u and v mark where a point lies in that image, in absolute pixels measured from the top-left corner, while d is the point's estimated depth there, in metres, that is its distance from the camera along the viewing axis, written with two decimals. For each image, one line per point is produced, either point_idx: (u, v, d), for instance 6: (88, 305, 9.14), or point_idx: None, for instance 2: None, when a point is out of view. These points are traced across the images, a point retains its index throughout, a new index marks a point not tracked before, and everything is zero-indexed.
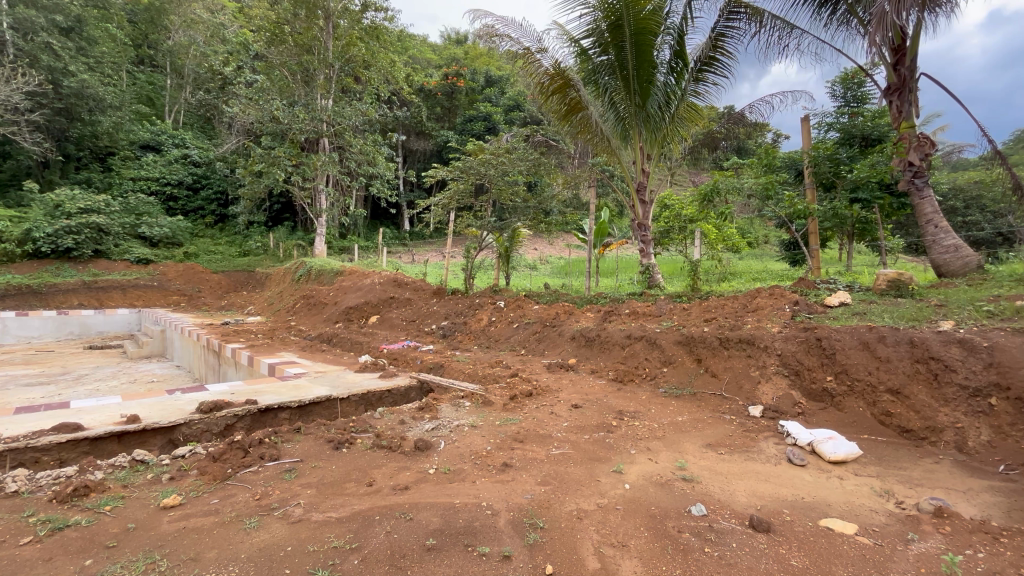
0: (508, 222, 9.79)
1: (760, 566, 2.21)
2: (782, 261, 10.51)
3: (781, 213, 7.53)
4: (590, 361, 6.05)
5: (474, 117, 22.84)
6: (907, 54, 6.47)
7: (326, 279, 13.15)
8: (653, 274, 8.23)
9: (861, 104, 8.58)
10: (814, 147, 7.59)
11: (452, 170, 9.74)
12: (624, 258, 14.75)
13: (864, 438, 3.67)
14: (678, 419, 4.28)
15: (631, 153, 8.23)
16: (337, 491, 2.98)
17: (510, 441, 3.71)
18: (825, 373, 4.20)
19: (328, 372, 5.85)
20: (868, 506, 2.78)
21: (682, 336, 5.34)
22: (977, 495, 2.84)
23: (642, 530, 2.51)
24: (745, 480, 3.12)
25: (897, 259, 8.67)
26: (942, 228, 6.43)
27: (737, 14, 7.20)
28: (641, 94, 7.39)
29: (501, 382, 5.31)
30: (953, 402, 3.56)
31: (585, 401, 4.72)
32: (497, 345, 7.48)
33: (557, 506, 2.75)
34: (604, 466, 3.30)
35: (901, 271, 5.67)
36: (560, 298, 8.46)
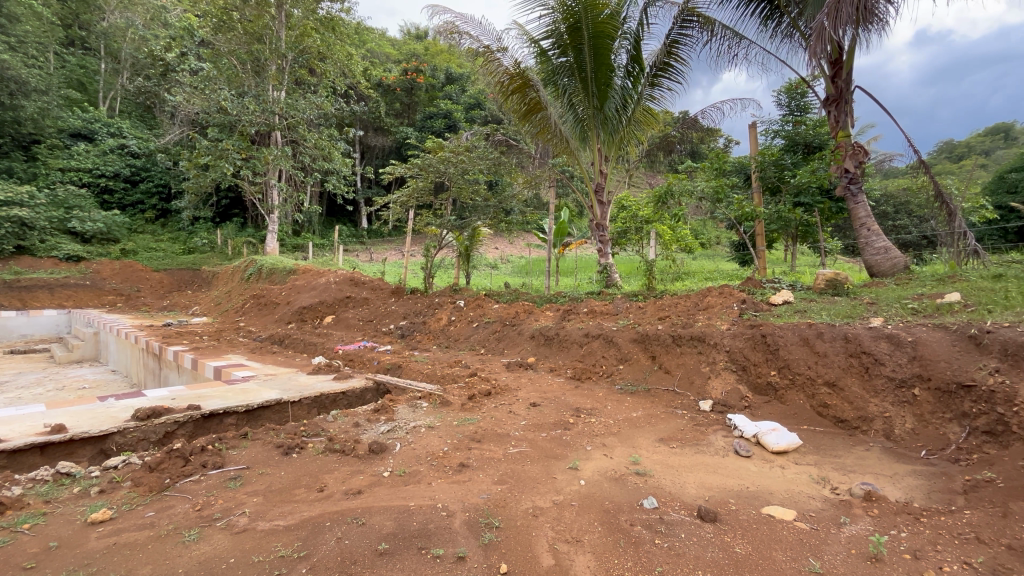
0: (468, 221, 9.73)
1: (707, 555, 2.29)
2: (732, 261, 10.98)
3: (730, 216, 7.94)
4: (549, 360, 6.11)
5: (434, 115, 22.59)
6: (843, 68, 6.89)
7: (278, 278, 12.67)
8: (611, 274, 8.41)
9: (804, 113, 9.05)
10: (760, 153, 8.00)
11: (410, 167, 9.60)
12: (583, 258, 15.00)
13: (804, 429, 3.90)
14: (633, 415, 4.39)
15: (589, 155, 8.38)
16: (286, 499, 2.87)
17: (468, 441, 3.69)
18: (769, 368, 4.42)
19: (279, 374, 5.62)
20: (806, 493, 2.94)
21: (638, 334, 5.49)
22: (901, 478, 3.07)
23: (596, 525, 2.56)
24: (695, 473, 3.24)
25: (835, 260, 9.24)
26: (874, 231, 6.89)
27: (690, 23, 7.45)
28: (599, 97, 7.52)
29: (459, 382, 5.27)
30: (882, 393, 3.80)
31: (543, 399, 4.75)
32: (456, 344, 7.44)
33: (513, 504, 2.76)
34: (561, 464, 3.34)
35: (838, 271, 6.03)
36: (519, 298, 8.48)
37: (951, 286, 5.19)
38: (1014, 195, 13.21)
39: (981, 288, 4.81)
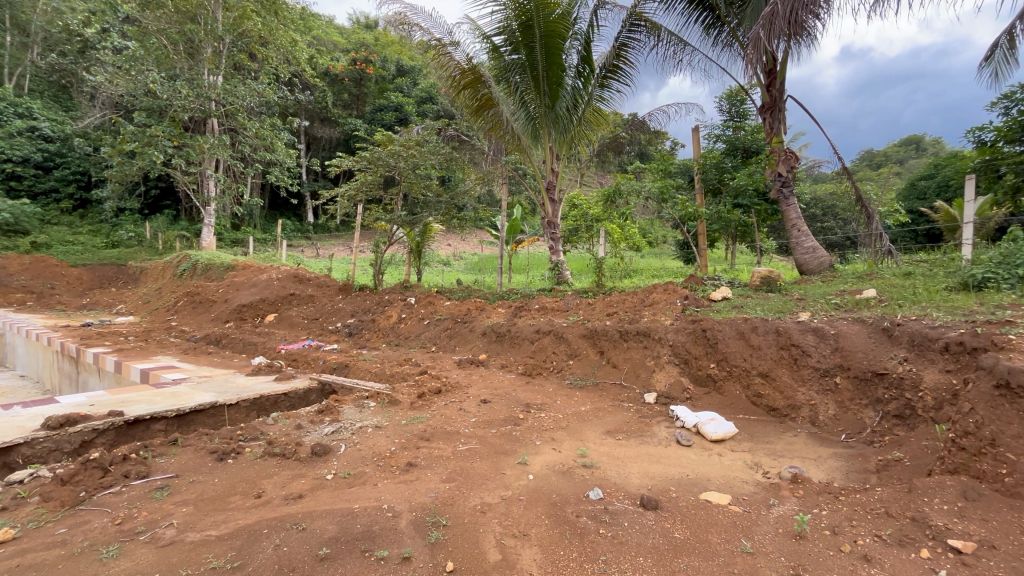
0: (419, 217, 9.52)
1: (648, 541, 2.38)
2: (677, 259, 11.44)
3: (674, 215, 8.28)
4: (501, 356, 6.13)
5: (385, 107, 21.95)
6: (777, 77, 7.31)
7: (214, 274, 11.96)
8: (562, 271, 8.55)
9: (742, 119, 9.54)
10: (702, 157, 8.38)
11: (358, 160, 9.29)
12: (535, 256, 15.18)
13: (739, 417, 4.14)
14: (582, 409, 4.49)
15: (541, 153, 8.46)
16: (219, 507, 2.71)
17: (417, 440, 3.63)
18: (709, 360, 4.64)
19: (215, 376, 5.30)
20: (740, 478, 3.11)
21: (587, 329, 5.62)
22: (824, 461, 3.32)
23: (543, 518, 2.59)
24: (640, 463, 3.35)
25: (770, 258, 9.82)
26: (804, 232, 7.39)
27: (637, 27, 7.66)
28: (550, 96, 7.58)
29: (409, 380, 5.18)
30: (809, 382, 4.07)
31: (494, 396, 4.75)
32: (407, 342, 7.32)
33: (461, 501, 2.75)
34: (510, 459, 3.35)
35: (772, 269, 6.41)
36: (472, 294, 8.45)
37: (869, 283, 5.66)
38: (923, 201, 14.61)
39: (894, 285, 5.26)
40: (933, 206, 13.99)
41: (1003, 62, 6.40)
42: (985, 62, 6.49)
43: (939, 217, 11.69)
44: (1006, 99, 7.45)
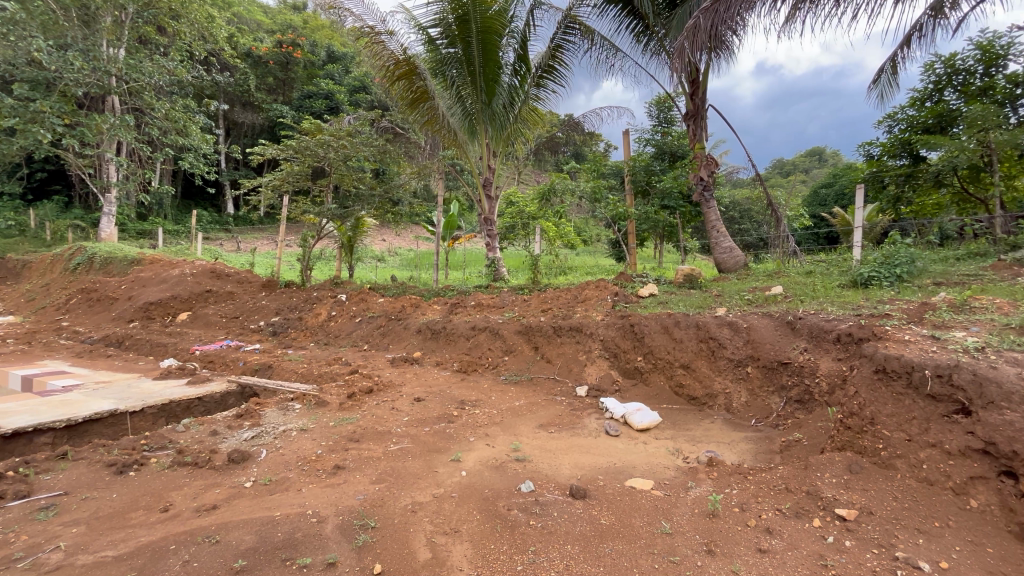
0: (350, 210, 9.16)
1: (576, 529, 2.46)
2: (609, 257, 11.85)
3: (606, 214, 8.62)
4: (436, 354, 6.05)
5: (314, 94, 20.87)
6: (700, 87, 7.78)
7: (116, 269, 10.83)
8: (498, 267, 8.62)
9: (670, 125, 10.06)
10: (632, 160, 8.78)
11: (284, 148, 8.76)
12: (472, 252, 15.18)
13: (663, 407, 4.41)
14: (516, 404, 4.55)
15: (478, 149, 8.46)
16: (118, 524, 2.46)
17: (346, 442, 3.51)
18: (636, 354, 4.89)
19: (115, 382, 4.78)
20: (663, 464, 3.31)
21: (522, 325, 5.69)
22: (736, 444, 3.60)
23: (474, 513, 2.60)
24: (570, 454, 3.46)
25: (693, 257, 10.50)
26: (722, 233, 7.94)
27: (572, 30, 7.83)
28: (486, 92, 7.57)
29: (339, 380, 4.97)
30: (724, 372, 4.36)
31: (428, 394, 4.69)
32: (337, 340, 7.03)
33: (391, 502, 2.69)
34: (443, 457, 3.33)
35: (694, 267, 6.82)
36: (406, 291, 8.28)
37: (777, 281, 6.19)
38: (824, 207, 16.20)
39: (797, 283, 5.79)
40: (831, 211, 15.56)
41: (887, 86, 7.23)
42: (874, 84, 7.29)
43: (837, 222, 12.99)
44: (890, 118, 8.43)
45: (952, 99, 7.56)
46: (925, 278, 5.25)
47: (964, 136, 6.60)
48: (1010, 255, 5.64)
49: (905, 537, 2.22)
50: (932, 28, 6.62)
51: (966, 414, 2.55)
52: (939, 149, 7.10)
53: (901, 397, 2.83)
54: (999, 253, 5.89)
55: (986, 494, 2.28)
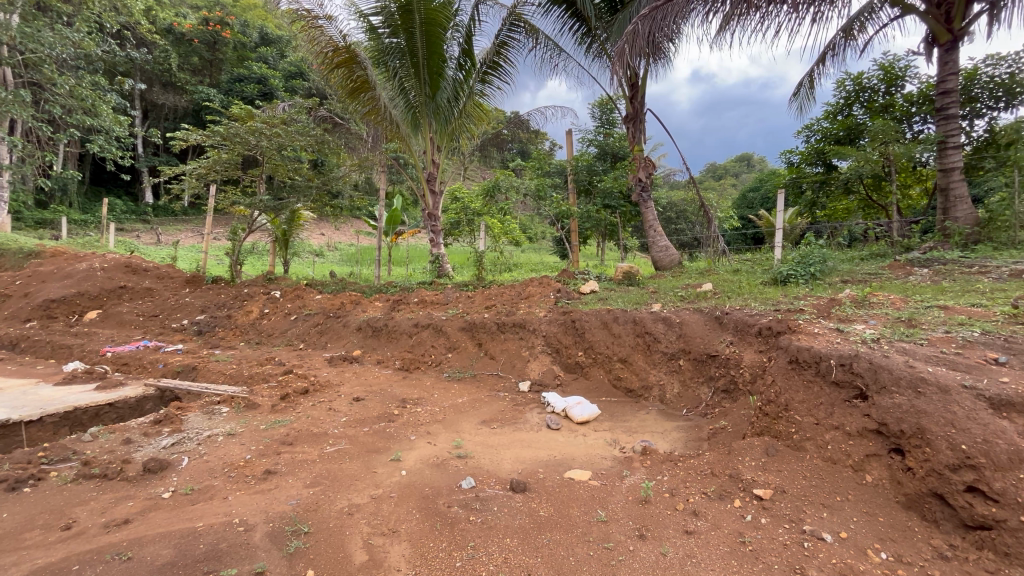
0: (285, 203, 8.70)
1: (515, 522, 2.50)
2: (554, 254, 12.05)
3: (550, 212, 8.89)
4: (377, 352, 5.89)
5: (245, 78, 19.61)
6: (639, 91, 8.07)
7: (9, 263, 9.66)
8: (442, 264, 8.54)
9: (611, 126, 10.38)
10: (575, 159, 9.20)
11: (209, 135, 8.14)
12: (416, 248, 14.92)
13: (602, 400, 4.59)
14: (459, 401, 4.53)
15: (421, 143, 8.32)
16: (8, 547, 2.22)
17: (278, 445, 3.35)
18: (577, 349, 5.03)
19: (8, 389, 4.27)
20: (600, 455, 3.43)
21: (465, 322, 5.67)
22: (669, 433, 3.80)
23: (414, 512, 2.57)
24: (512, 449, 3.50)
25: (632, 255, 10.93)
26: (658, 232, 8.31)
27: (517, 28, 7.87)
28: (430, 85, 7.46)
29: (271, 382, 4.72)
30: (658, 365, 4.57)
31: (368, 393, 4.57)
32: (270, 339, 6.68)
33: (327, 505, 2.60)
34: (382, 457, 3.26)
35: (632, 265, 7.08)
36: (346, 288, 8.02)
37: (707, 279, 6.56)
38: (750, 210, 17.36)
39: (725, 281, 6.15)
40: (757, 214, 16.72)
41: (806, 99, 7.84)
42: (794, 96, 7.90)
43: (762, 224, 13.98)
44: (807, 129, 9.18)
45: (859, 114, 8.33)
46: (835, 277, 5.77)
47: (868, 148, 7.30)
48: (903, 256, 6.33)
49: (812, 512, 2.43)
50: (843, 49, 7.26)
51: (863, 399, 2.82)
52: (848, 159, 7.80)
53: (810, 384, 3.10)
54: (895, 254, 6.59)
55: (879, 470, 2.53)
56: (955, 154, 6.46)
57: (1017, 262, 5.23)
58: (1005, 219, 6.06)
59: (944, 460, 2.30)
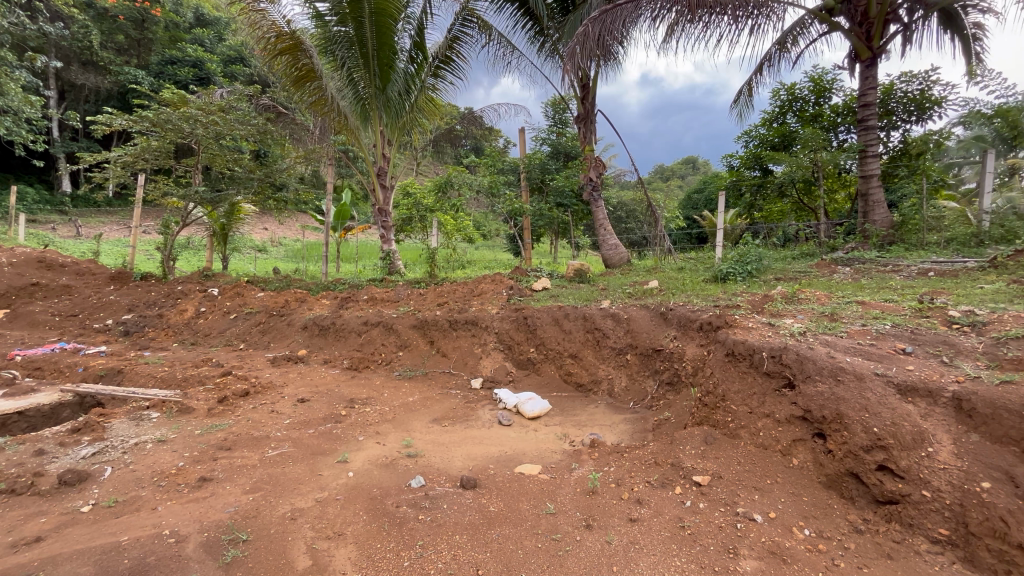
0: (224, 195, 8.19)
1: (464, 519, 2.50)
2: (507, 251, 12.11)
3: (503, 209, 8.91)
4: (324, 352, 5.69)
5: (178, 60, 18.30)
6: (590, 92, 8.23)
7: None
8: (393, 260, 8.39)
9: (564, 125, 10.54)
10: (529, 158, 9.31)
11: (137, 120, 7.51)
12: (367, 244, 14.55)
13: (553, 395, 4.67)
14: (410, 400, 4.47)
15: (371, 136, 8.11)
16: None
17: (214, 451, 3.17)
18: (529, 345, 5.09)
19: None
20: (550, 449, 3.49)
21: (417, 319, 5.58)
22: (616, 425, 3.93)
23: (361, 514, 2.52)
24: (463, 446, 3.50)
25: (584, 253, 11.17)
26: (608, 231, 8.52)
27: (470, 23, 7.81)
28: (381, 77, 7.25)
29: (207, 384, 4.45)
30: (607, 360, 4.69)
31: (314, 394, 4.41)
32: (207, 339, 6.30)
33: (267, 511, 2.50)
34: (329, 459, 3.17)
35: (584, 263, 7.23)
36: (290, 285, 7.71)
37: (653, 276, 6.81)
38: (695, 210, 18.17)
39: (670, 278, 6.41)
40: (701, 214, 17.50)
41: (745, 106, 8.27)
42: (734, 103, 8.33)
43: (706, 224, 14.68)
44: (746, 134, 9.71)
45: (792, 122, 8.91)
46: (769, 275, 6.15)
47: (800, 154, 7.81)
48: (829, 255, 6.82)
49: (744, 495, 2.58)
50: (778, 60, 7.72)
51: (790, 388, 3.01)
52: (782, 163, 8.31)
53: (745, 375, 3.30)
54: (822, 254, 7.11)
55: (804, 453, 2.73)
56: (874, 163, 7.03)
57: (923, 262, 5.79)
58: (916, 222, 6.75)
59: (859, 442, 2.51)
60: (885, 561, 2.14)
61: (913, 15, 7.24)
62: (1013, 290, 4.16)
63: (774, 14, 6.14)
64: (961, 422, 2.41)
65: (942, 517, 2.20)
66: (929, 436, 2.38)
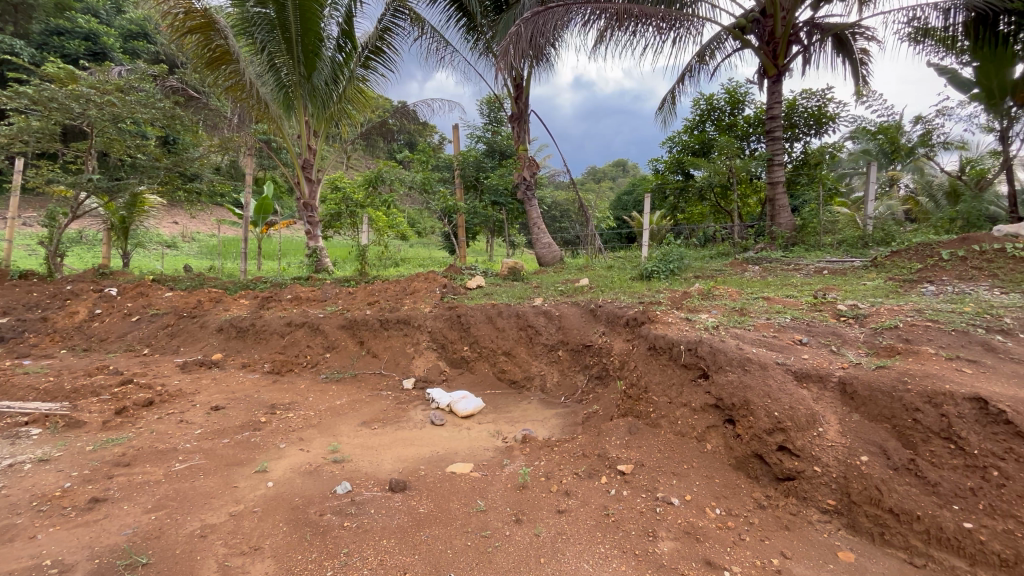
0: (124, 184, 7.39)
1: (393, 523, 2.44)
2: (443, 249, 11.97)
3: (437, 206, 8.80)
4: (242, 355, 5.32)
5: (66, 31, 16.20)
6: (523, 92, 8.34)
7: None
8: (321, 257, 8.03)
9: (499, 124, 10.59)
10: (463, 155, 9.25)
11: (13, 95, 6.57)
12: (291, 242, 13.76)
13: (487, 393, 4.69)
14: (337, 403, 4.30)
15: (294, 125, 7.67)
16: None
17: (110, 468, 2.86)
18: (463, 344, 5.07)
19: None
20: (483, 446, 3.51)
21: (345, 319, 5.37)
22: (548, 420, 4.02)
23: (280, 526, 2.38)
24: (393, 448, 3.42)
25: (519, 251, 11.28)
26: (541, 230, 8.66)
27: (401, 15, 7.62)
28: (306, 65, 6.87)
29: (102, 395, 4.00)
30: (540, 357, 4.78)
31: (230, 400, 4.11)
32: (103, 345, 5.67)
33: (172, 531, 2.29)
34: (246, 469, 2.97)
35: (517, 261, 7.32)
36: (204, 284, 7.13)
37: (584, 274, 7.04)
38: (625, 211, 19.01)
39: (600, 276, 6.66)
40: (630, 216, 18.33)
41: (669, 113, 8.75)
42: (659, 110, 8.80)
43: (635, 225, 15.37)
44: (670, 141, 10.28)
45: (710, 130, 9.55)
46: (689, 273, 6.56)
47: (717, 160, 8.41)
48: (742, 255, 7.40)
49: (664, 480, 2.74)
50: (697, 72, 8.24)
51: (704, 378, 3.23)
52: (701, 168, 8.90)
53: (665, 368, 3.51)
54: (735, 253, 7.70)
55: (716, 438, 2.94)
56: (779, 171, 7.71)
57: (819, 262, 6.44)
58: (814, 226, 7.50)
59: (763, 426, 2.75)
60: (783, 532, 2.36)
61: (811, 38, 8.00)
62: (889, 286, 4.75)
63: (694, 28, 6.53)
64: (845, 403, 2.71)
65: (830, 489, 2.46)
66: (820, 417, 2.65)
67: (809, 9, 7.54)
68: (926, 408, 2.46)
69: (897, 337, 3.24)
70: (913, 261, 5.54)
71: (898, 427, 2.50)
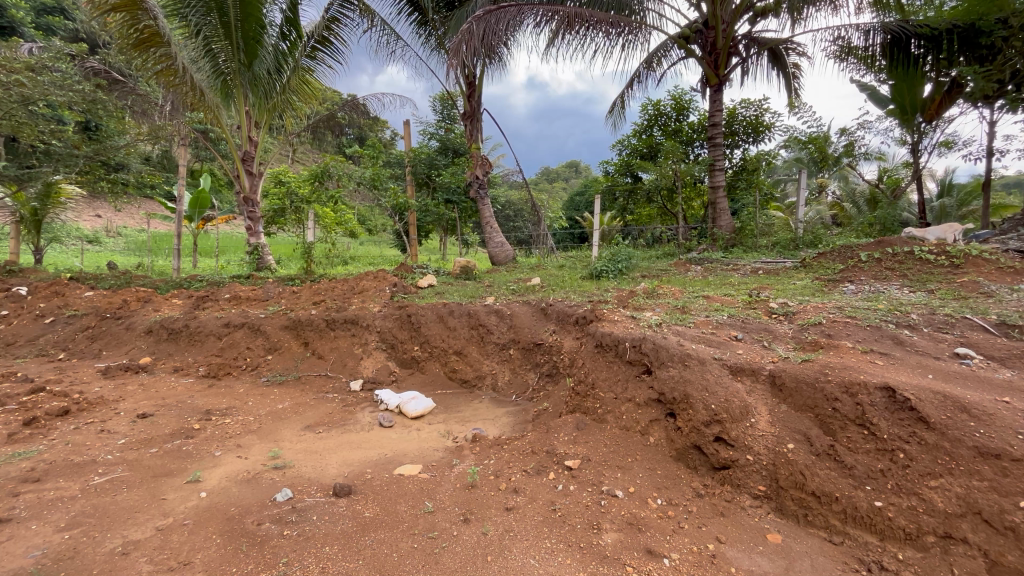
0: (35, 173, 6.72)
1: (337, 528, 2.37)
2: (394, 248, 11.72)
3: (387, 203, 8.60)
4: (173, 359, 4.98)
5: None
6: (476, 90, 8.32)
7: None
8: (262, 255, 7.65)
9: (453, 122, 10.51)
10: (415, 152, 9.09)
11: None
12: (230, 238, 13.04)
13: (437, 393, 4.65)
14: (279, 407, 4.12)
15: (233, 115, 7.26)
16: None
17: (15, 485, 2.60)
18: (413, 344, 4.99)
19: None
20: (432, 447, 3.47)
21: (289, 320, 5.15)
22: (499, 419, 4.03)
23: (213, 538, 2.26)
24: (339, 452, 3.32)
25: (472, 250, 11.22)
26: (493, 229, 8.64)
27: (349, 5, 7.38)
28: (246, 52, 6.52)
29: (8, 404, 3.62)
30: (491, 356, 4.78)
31: (159, 407, 3.85)
32: (10, 350, 5.13)
33: (89, 549, 2.12)
34: (176, 480, 2.79)
35: (469, 259, 7.26)
36: (131, 283, 6.62)
37: (535, 273, 7.12)
38: (578, 212, 19.40)
39: (551, 275, 6.76)
40: (582, 216, 18.74)
41: (619, 117, 9.01)
42: (609, 114, 9.04)
43: (586, 225, 15.71)
44: (620, 144, 10.57)
45: (657, 135, 9.90)
46: (636, 272, 6.79)
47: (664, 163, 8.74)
48: (685, 255, 7.74)
49: (609, 473, 2.82)
50: (645, 78, 8.53)
51: (648, 374, 3.35)
52: (648, 171, 9.24)
53: (612, 365, 3.61)
54: (679, 253, 8.04)
55: (658, 431, 3.05)
56: (720, 176, 8.11)
57: (754, 262, 6.86)
58: (751, 228, 7.96)
59: (701, 418, 2.88)
60: (718, 518, 2.49)
61: (749, 51, 8.47)
62: (815, 286, 5.13)
63: (641, 35, 6.74)
64: (775, 395, 2.89)
65: (760, 476, 2.62)
66: (752, 409, 2.81)
67: (747, 22, 7.97)
68: (843, 397, 2.67)
69: (820, 332, 3.50)
70: (835, 262, 6.01)
71: (820, 415, 2.70)
